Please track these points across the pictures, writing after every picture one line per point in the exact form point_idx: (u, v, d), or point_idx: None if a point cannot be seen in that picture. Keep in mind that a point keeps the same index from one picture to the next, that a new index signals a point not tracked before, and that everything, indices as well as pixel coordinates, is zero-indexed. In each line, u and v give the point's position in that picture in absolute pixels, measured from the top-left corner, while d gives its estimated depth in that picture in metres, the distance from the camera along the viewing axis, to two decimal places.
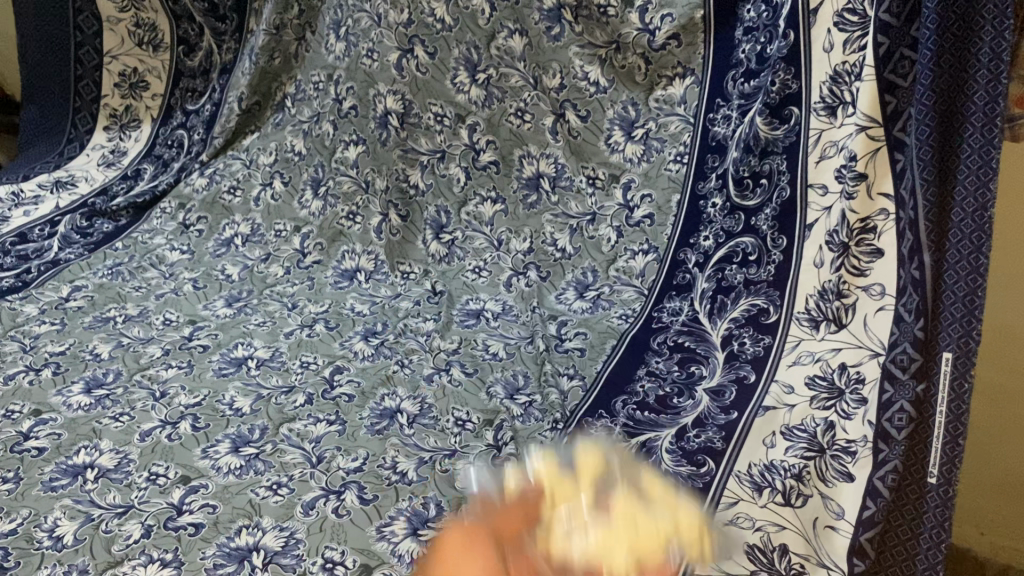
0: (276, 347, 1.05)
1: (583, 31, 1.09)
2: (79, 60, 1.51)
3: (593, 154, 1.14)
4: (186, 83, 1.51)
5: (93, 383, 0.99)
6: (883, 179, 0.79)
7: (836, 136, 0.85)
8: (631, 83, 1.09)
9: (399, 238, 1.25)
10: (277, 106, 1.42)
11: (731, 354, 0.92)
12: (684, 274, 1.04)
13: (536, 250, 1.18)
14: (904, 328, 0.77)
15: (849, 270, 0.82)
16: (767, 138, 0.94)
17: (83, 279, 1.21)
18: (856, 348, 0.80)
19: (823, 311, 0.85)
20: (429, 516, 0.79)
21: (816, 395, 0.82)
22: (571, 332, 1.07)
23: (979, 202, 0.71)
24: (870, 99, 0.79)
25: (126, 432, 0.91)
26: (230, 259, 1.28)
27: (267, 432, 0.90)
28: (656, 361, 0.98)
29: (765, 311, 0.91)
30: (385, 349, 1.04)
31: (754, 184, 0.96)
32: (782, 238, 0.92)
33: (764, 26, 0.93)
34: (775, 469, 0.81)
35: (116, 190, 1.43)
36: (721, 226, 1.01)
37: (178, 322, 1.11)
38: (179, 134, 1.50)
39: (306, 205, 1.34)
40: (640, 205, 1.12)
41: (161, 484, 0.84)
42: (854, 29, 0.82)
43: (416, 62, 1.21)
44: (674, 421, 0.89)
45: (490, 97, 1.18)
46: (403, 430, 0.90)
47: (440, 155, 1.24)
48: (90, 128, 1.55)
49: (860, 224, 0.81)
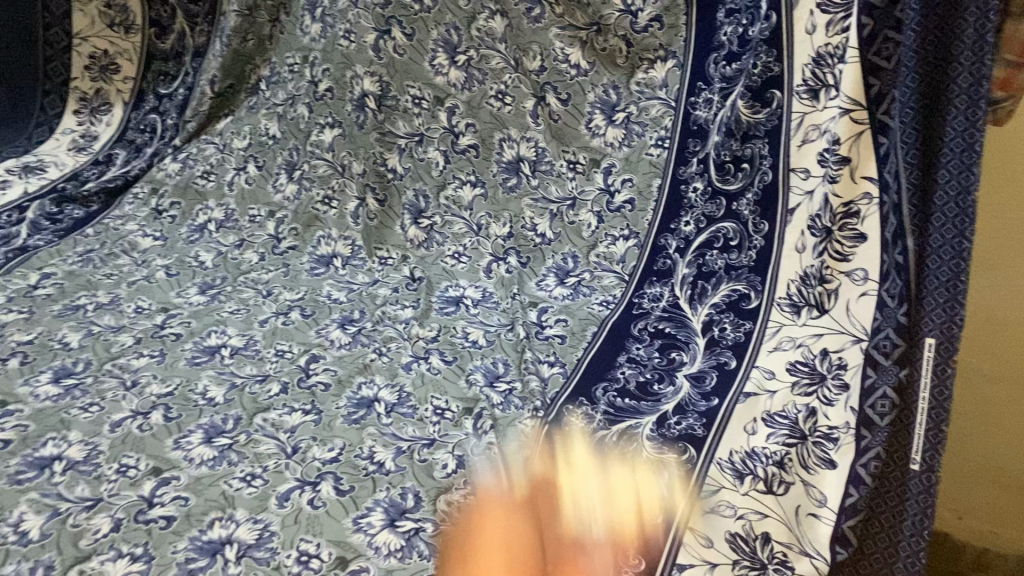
0: (250, 336, 1.03)
1: (564, 12, 1.07)
2: (48, 41, 1.47)
3: (574, 138, 1.12)
4: (158, 67, 1.48)
5: (62, 372, 0.97)
6: (867, 163, 0.79)
7: (819, 120, 0.85)
8: (612, 66, 1.07)
9: (376, 223, 1.23)
10: (250, 89, 1.39)
11: (712, 340, 0.92)
12: (665, 260, 1.03)
13: (516, 236, 1.16)
14: (887, 314, 0.76)
15: (832, 255, 0.82)
16: (748, 122, 0.93)
17: (52, 266, 1.18)
18: (838, 333, 0.80)
19: (804, 297, 0.85)
20: (407, 506, 0.77)
21: (797, 381, 0.82)
22: (551, 319, 1.05)
23: (963, 186, 0.69)
24: (854, 81, 0.79)
25: (96, 423, 0.89)
26: (204, 245, 1.25)
27: (241, 422, 0.88)
28: (636, 348, 0.97)
29: (745, 297, 0.90)
30: (362, 338, 1.02)
31: (735, 169, 0.95)
32: (763, 223, 0.91)
33: (746, 7, 0.93)
34: (756, 456, 0.80)
35: (87, 175, 1.40)
36: (702, 211, 1.00)
37: (151, 310, 1.09)
38: (151, 119, 1.47)
39: (280, 189, 1.31)
40: (621, 190, 1.10)
41: (131, 476, 0.82)
42: (836, 10, 0.81)
43: (393, 44, 1.18)
44: (655, 409, 0.88)
45: (470, 80, 1.15)
46: (381, 420, 0.89)
47: (418, 138, 1.21)
48: (59, 111, 1.49)
49: (843, 209, 0.81)
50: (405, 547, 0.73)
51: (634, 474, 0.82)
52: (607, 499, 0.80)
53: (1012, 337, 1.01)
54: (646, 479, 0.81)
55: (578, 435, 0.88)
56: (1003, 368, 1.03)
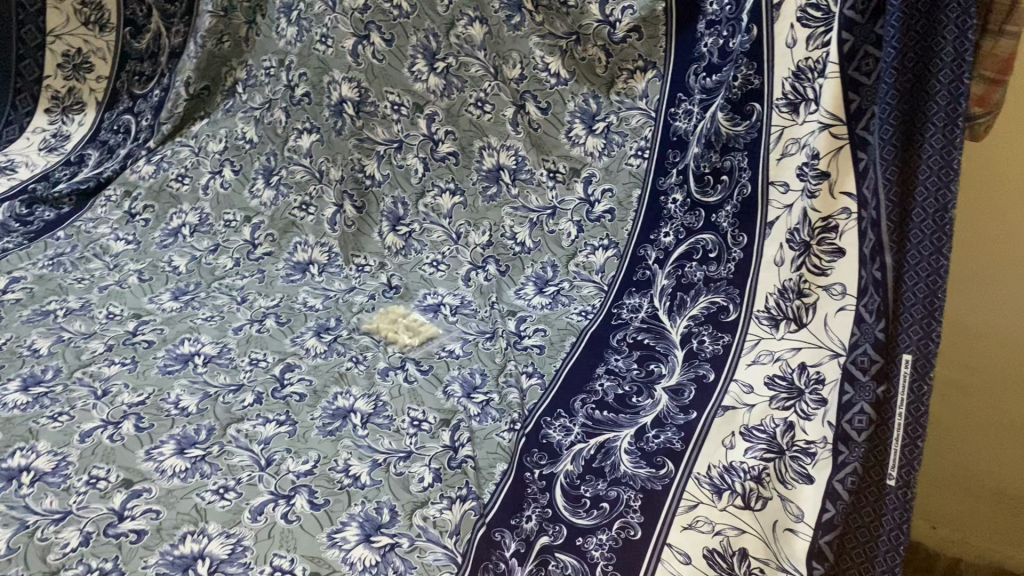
0: (224, 344, 1.02)
1: (543, 21, 1.07)
2: (21, 39, 1.44)
3: (554, 147, 1.12)
4: (133, 67, 1.45)
5: (31, 380, 0.95)
6: (846, 178, 0.79)
7: (798, 134, 0.85)
8: (592, 75, 1.08)
9: (353, 230, 1.21)
10: (227, 91, 1.36)
11: (691, 352, 0.92)
12: (644, 271, 1.02)
13: (495, 244, 1.15)
14: (865, 329, 0.76)
15: (810, 269, 0.82)
16: (728, 134, 0.93)
17: (22, 270, 1.16)
18: (816, 347, 0.81)
19: (782, 310, 0.85)
20: (382, 521, 0.76)
21: (775, 395, 0.82)
22: (530, 329, 1.04)
23: (940, 203, 0.70)
24: (833, 97, 0.79)
25: (65, 433, 0.87)
26: (178, 249, 1.23)
27: (214, 432, 0.87)
28: (615, 360, 0.96)
29: (724, 309, 0.91)
30: (338, 346, 1.01)
31: (715, 181, 0.96)
32: (743, 236, 0.91)
33: (727, 19, 0.93)
34: (734, 471, 0.79)
35: (58, 176, 1.37)
36: (681, 222, 1.00)
37: (123, 316, 1.07)
38: (125, 119, 1.45)
39: (257, 195, 1.29)
40: (601, 200, 1.10)
41: (101, 488, 0.80)
42: (817, 25, 0.81)
43: (373, 49, 1.16)
44: (633, 421, 0.87)
45: (449, 87, 1.15)
46: (356, 432, 0.87)
47: (397, 144, 1.19)
48: (31, 109, 1.48)
49: (822, 223, 0.81)
50: (380, 564, 0.72)
51: (612, 488, 0.80)
52: (585, 513, 0.78)
53: (985, 347, 1.01)
54: (623, 492, 0.80)
55: (556, 449, 0.85)
56: (977, 378, 1.03)
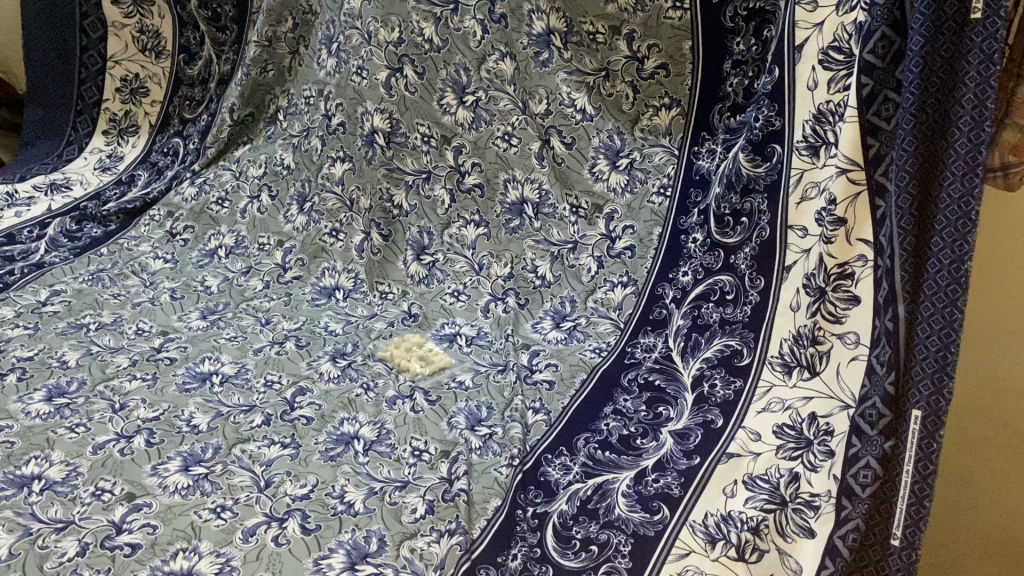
0: (243, 364, 1.03)
1: (571, 57, 1.09)
2: (84, 63, 1.51)
3: (578, 181, 1.13)
4: (185, 92, 1.51)
5: (56, 391, 0.98)
6: (862, 225, 0.79)
7: (818, 177, 0.84)
8: (618, 111, 1.10)
9: (379, 258, 1.21)
10: (269, 119, 1.40)
11: (701, 397, 0.90)
12: (661, 309, 1.01)
13: (517, 276, 1.14)
14: (876, 381, 0.76)
15: (825, 316, 0.81)
16: (749, 175, 0.93)
17: (63, 284, 1.21)
18: (827, 398, 0.80)
19: (796, 357, 0.84)
20: (369, 550, 0.76)
21: (783, 444, 0.81)
22: (542, 363, 1.02)
23: (956, 254, 0.69)
24: (852, 141, 0.79)
25: (79, 443, 0.90)
26: (212, 270, 1.26)
27: (220, 451, 0.88)
28: (624, 400, 0.94)
29: (738, 353, 0.90)
30: (351, 371, 1.01)
31: (735, 222, 0.95)
32: (760, 279, 0.90)
33: (753, 59, 0.94)
34: (731, 520, 0.78)
35: (108, 195, 1.42)
36: (700, 262, 0.99)
37: (151, 332, 1.10)
38: (174, 142, 1.49)
39: (291, 220, 1.31)
40: (622, 236, 1.10)
41: (105, 500, 0.82)
42: (838, 68, 0.81)
43: (406, 82, 1.18)
44: (634, 463, 0.85)
45: (479, 120, 1.16)
46: (357, 458, 0.87)
47: (426, 175, 1.20)
48: (90, 131, 1.55)
49: (838, 270, 0.81)
50: None
51: (604, 531, 0.78)
52: (573, 555, 0.76)
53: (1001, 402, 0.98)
54: (615, 536, 0.77)
55: (552, 485, 0.83)
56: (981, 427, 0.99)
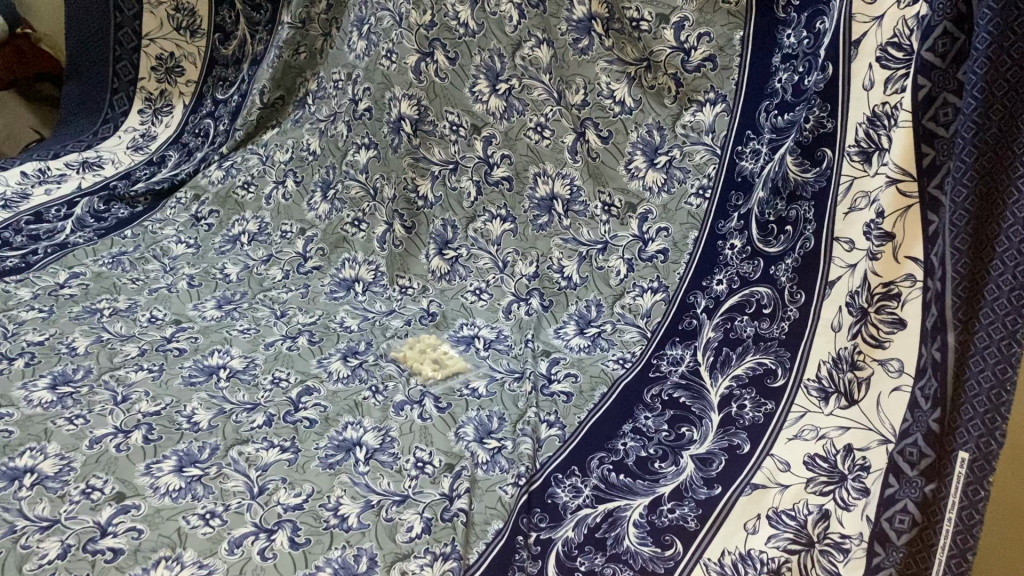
0: (252, 358, 1.00)
1: (613, 45, 1.02)
2: (119, 40, 1.50)
3: (611, 178, 1.06)
4: (219, 72, 1.49)
5: (61, 379, 0.96)
6: (913, 242, 0.72)
7: (868, 186, 0.77)
8: (659, 105, 1.02)
9: (401, 250, 1.16)
10: (299, 102, 1.37)
11: (728, 419, 0.83)
12: (691, 319, 0.94)
13: (542, 276, 1.09)
14: (919, 416, 0.69)
15: (867, 339, 0.75)
16: (796, 180, 0.85)
17: (83, 266, 1.19)
18: (864, 430, 0.73)
19: (834, 382, 0.77)
20: (358, 571, 0.71)
21: (813, 478, 0.74)
22: (561, 372, 0.96)
23: (1017, 281, 0.62)
24: (904, 148, 0.72)
25: (77, 437, 0.87)
26: (233, 257, 1.22)
27: (216, 453, 0.85)
28: (645, 418, 0.87)
29: (772, 373, 0.83)
30: (362, 371, 0.97)
31: (778, 231, 0.88)
32: (801, 294, 0.83)
33: (804, 54, 0.86)
34: (750, 560, 0.71)
35: (138, 175, 1.40)
36: (737, 271, 0.92)
37: (163, 321, 1.07)
38: (206, 123, 1.46)
39: (314, 207, 1.27)
40: (655, 239, 1.03)
41: (93, 499, 0.79)
42: (897, 66, 0.74)
43: (436, 67, 1.12)
44: (650, 491, 0.78)
45: (510, 109, 1.10)
46: (357, 467, 0.83)
47: (453, 166, 1.14)
48: (127, 109, 1.53)
49: (883, 289, 0.74)
50: None
51: (610, 565, 0.72)
52: None
53: None
54: (621, 572, 0.71)
55: (559, 509, 0.77)
56: None
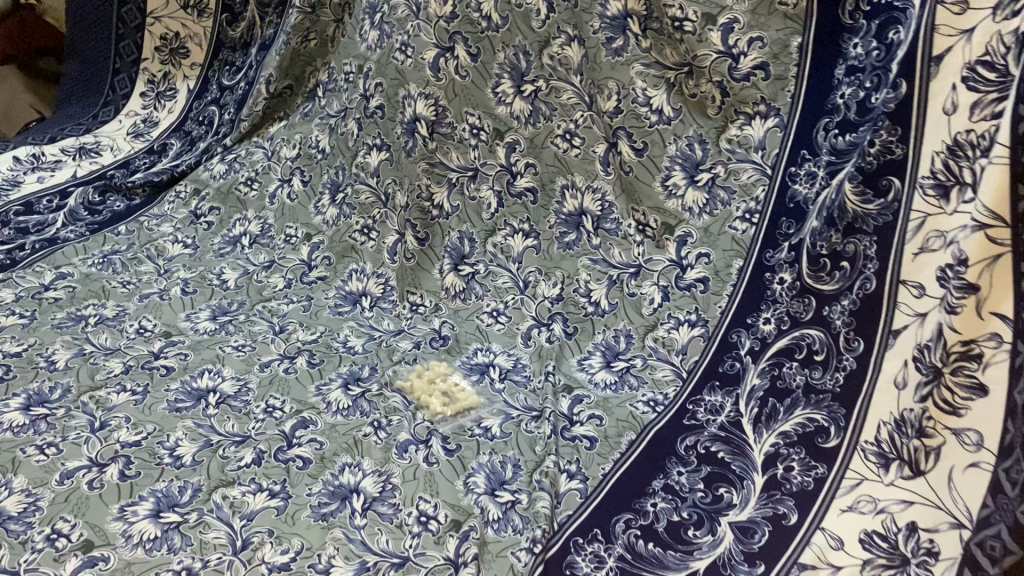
0: (245, 381, 0.91)
1: (651, 47, 0.92)
2: (123, 19, 1.40)
3: (647, 195, 0.97)
4: (226, 56, 1.40)
5: (35, 399, 0.87)
6: (1001, 298, 0.62)
7: (945, 226, 0.66)
8: (702, 116, 0.92)
9: (412, 264, 1.06)
10: (308, 94, 1.27)
11: (772, 481, 0.73)
12: (734, 361, 0.84)
13: (566, 299, 0.99)
14: (1003, 503, 0.59)
15: (939, 404, 0.65)
16: (856, 212, 0.75)
17: (71, 266, 1.10)
18: (932, 508, 0.64)
19: (896, 447, 0.68)
20: None
21: (872, 559, 0.64)
22: (584, 414, 0.86)
23: None
24: (996, 189, 0.62)
25: (46, 469, 0.78)
26: (232, 261, 1.14)
27: (198, 496, 0.76)
28: (677, 474, 0.77)
29: (823, 432, 0.73)
30: (364, 403, 0.88)
31: (833, 267, 0.77)
32: (858, 342, 0.73)
33: (872, 67, 0.76)
34: None
35: (137, 164, 1.31)
36: (786, 309, 0.82)
37: (152, 333, 0.98)
38: (210, 110, 1.37)
39: (321, 211, 1.17)
40: (694, 265, 0.94)
41: (58, 548, 0.70)
42: (988, 89, 0.64)
43: (456, 63, 1.02)
44: (682, 565, 0.69)
45: (535, 113, 1.00)
46: (353, 520, 0.74)
47: (471, 173, 1.05)
48: (128, 91, 1.44)
49: (961, 349, 0.64)
50: None
51: None
52: None
53: None
54: None
55: None
56: None
